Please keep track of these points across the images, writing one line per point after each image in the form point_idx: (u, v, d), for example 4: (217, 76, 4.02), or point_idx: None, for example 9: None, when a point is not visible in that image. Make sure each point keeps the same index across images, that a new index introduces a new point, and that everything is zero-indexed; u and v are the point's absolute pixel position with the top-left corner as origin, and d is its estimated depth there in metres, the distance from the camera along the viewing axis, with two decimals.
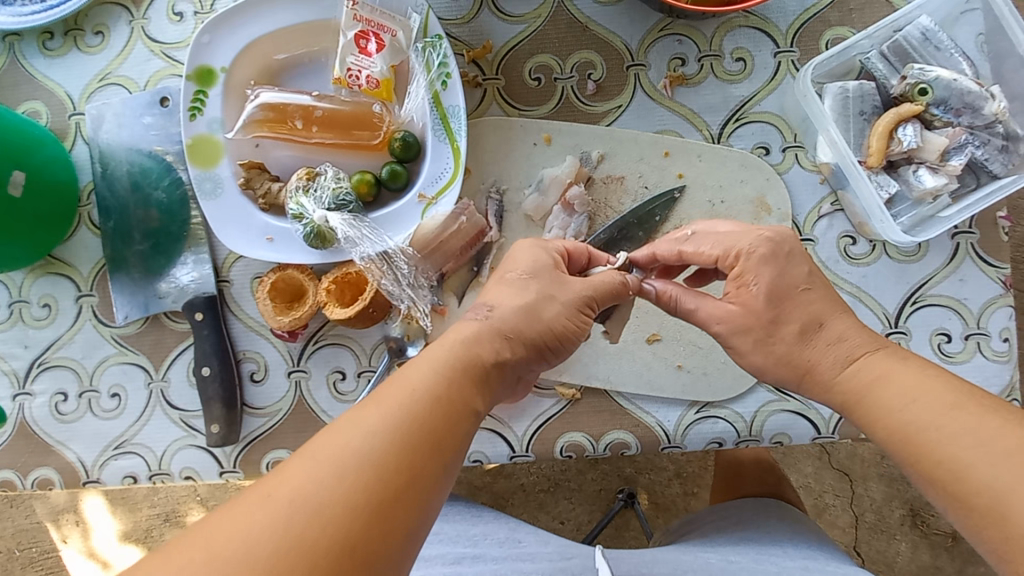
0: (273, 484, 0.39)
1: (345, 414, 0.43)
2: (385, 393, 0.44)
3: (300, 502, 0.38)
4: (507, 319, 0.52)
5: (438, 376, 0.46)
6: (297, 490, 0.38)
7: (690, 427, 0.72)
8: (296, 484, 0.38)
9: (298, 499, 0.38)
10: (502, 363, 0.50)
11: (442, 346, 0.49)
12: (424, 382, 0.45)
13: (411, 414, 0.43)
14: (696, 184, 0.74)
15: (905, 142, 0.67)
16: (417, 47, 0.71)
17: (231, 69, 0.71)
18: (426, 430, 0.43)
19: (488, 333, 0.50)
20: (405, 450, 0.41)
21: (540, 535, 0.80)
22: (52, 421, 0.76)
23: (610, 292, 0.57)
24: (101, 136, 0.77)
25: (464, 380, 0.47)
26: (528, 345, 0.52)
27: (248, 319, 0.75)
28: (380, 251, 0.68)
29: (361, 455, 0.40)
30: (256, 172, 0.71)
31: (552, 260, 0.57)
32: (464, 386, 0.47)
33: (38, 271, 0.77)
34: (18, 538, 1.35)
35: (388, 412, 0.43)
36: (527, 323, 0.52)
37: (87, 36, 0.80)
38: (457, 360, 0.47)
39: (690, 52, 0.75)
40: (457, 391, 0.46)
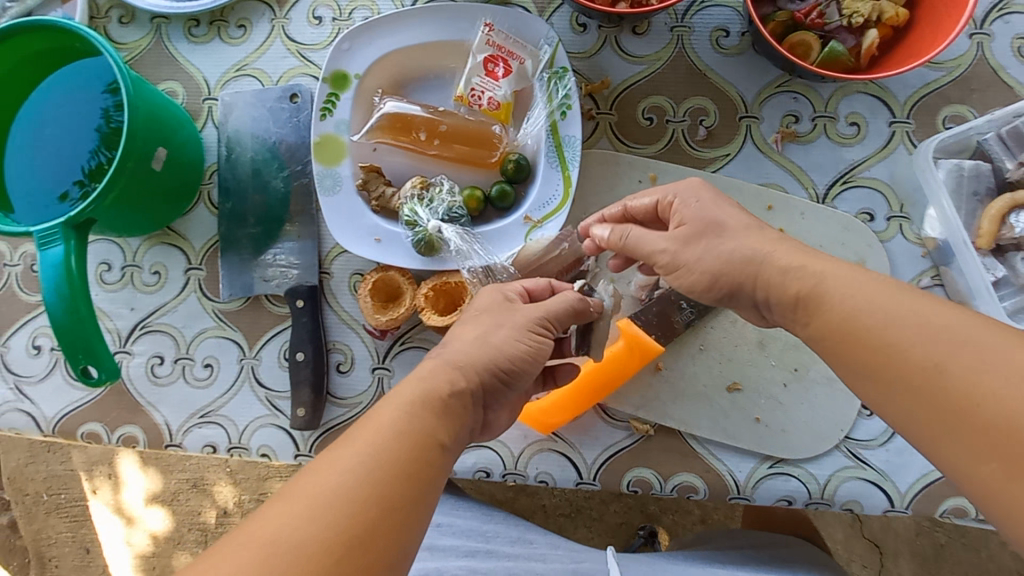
0: (252, 526, 0.41)
1: (317, 459, 0.46)
2: (355, 433, 0.47)
3: (277, 542, 0.40)
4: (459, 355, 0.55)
5: (403, 409, 0.49)
6: (275, 532, 0.41)
7: (762, 481, 0.72)
8: (274, 525, 0.41)
9: (275, 539, 0.40)
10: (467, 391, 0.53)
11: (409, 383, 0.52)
12: (391, 418, 0.48)
13: (380, 448, 0.46)
14: (796, 241, 0.75)
15: (1018, 228, 0.66)
16: (542, 77, 0.74)
17: (364, 76, 0.76)
18: (396, 461, 0.45)
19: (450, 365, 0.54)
20: (374, 484, 0.44)
21: (550, 539, 0.82)
22: (146, 382, 0.80)
23: (567, 312, 0.61)
24: (230, 121, 0.82)
25: (434, 413, 0.49)
26: (490, 378, 0.55)
27: (343, 312, 0.78)
28: (484, 266, 0.70)
29: (335, 491, 0.43)
30: (373, 175, 0.75)
31: (505, 296, 0.62)
32: (435, 415, 0.49)
33: (155, 240, 0.82)
34: (48, 483, 1.40)
35: (359, 450, 0.46)
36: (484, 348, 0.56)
37: (230, 28, 0.85)
38: (426, 394, 0.50)
39: (804, 110, 0.76)
40: (420, 422, 0.48)
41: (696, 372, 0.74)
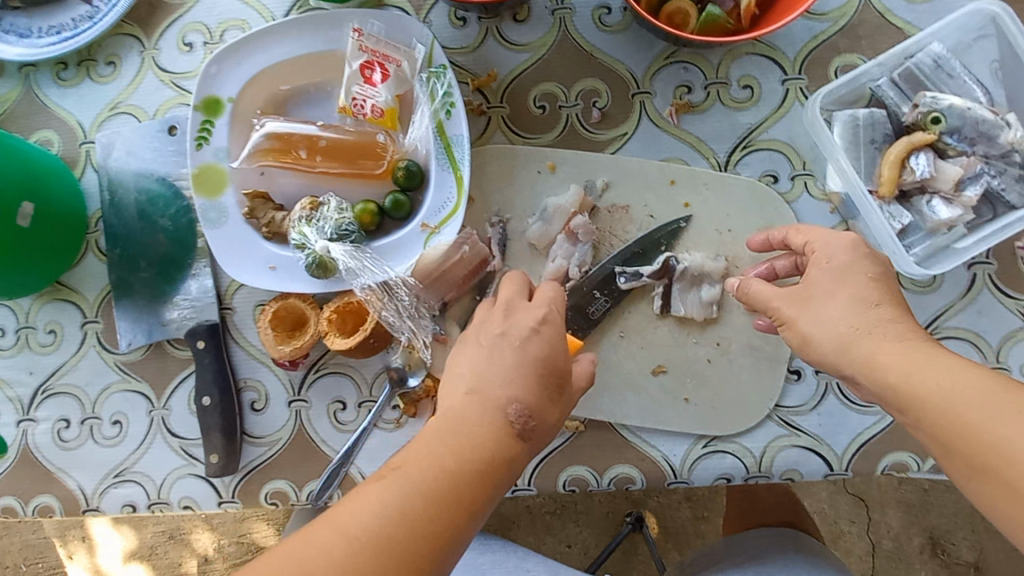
0: (307, 545, 0.43)
1: (375, 482, 0.46)
2: (415, 466, 0.46)
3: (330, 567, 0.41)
4: (518, 381, 0.52)
5: (461, 449, 0.48)
6: (327, 556, 0.42)
7: (698, 462, 0.70)
8: (327, 549, 0.42)
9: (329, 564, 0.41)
10: (527, 436, 0.51)
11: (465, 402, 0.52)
12: (445, 454, 0.47)
13: (434, 488, 0.45)
14: (702, 213, 0.73)
15: (917, 171, 0.66)
16: (421, 77, 0.71)
17: (238, 99, 0.72)
18: (448, 510, 0.45)
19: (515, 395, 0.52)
20: (421, 527, 0.44)
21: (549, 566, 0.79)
22: (54, 448, 0.75)
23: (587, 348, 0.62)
24: (110, 163, 0.77)
25: (491, 456, 0.49)
26: (554, 413, 0.54)
27: (250, 347, 0.75)
28: (381, 282, 0.67)
29: (381, 530, 0.43)
30: (259, 202, 0.71)
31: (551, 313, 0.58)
32: (494, 463, 0.48)
33: (46, 297, 0.78)
34: (25, 553, 1.32)
35: (414, 489, 0.45)
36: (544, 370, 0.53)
37: (99, 66, 0.81)
38: (488, 413, 0.50)
39: (696, 79, 0.74)
40: (481, 467, 0.48)
41: (619, 360, 0.72)
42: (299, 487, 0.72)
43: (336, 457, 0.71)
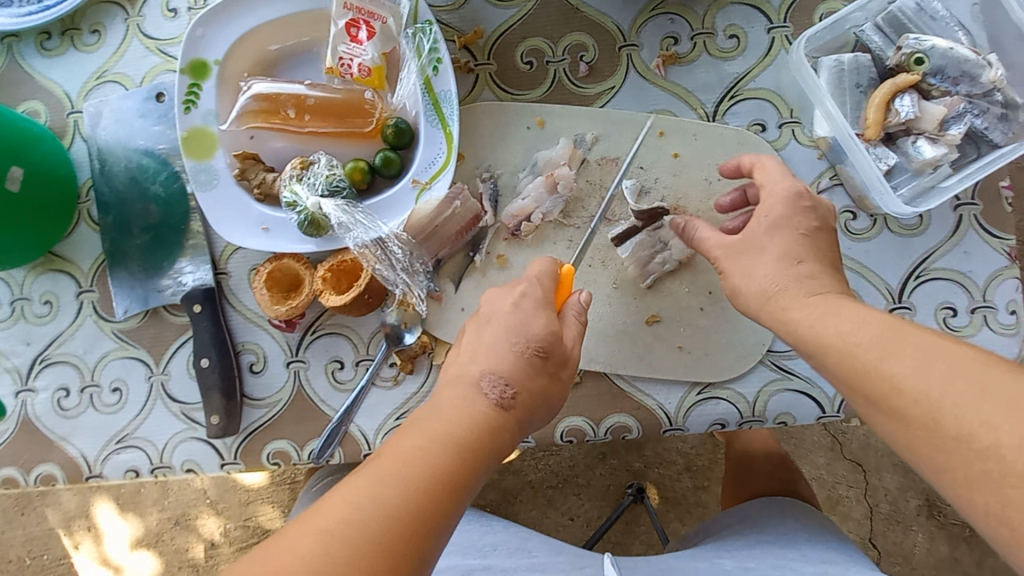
0: (317, 519, 0.42)
1: (378, 461, 0.46)
2: (417, 441, 0.48)
3: (339, 536, 0.41)
4: (496, 356, 0.55)
5: (440, 433, 0.49)
6: (338, 526, 0.41)
7: (693, 409, 0.71)
8: (335, 521, 0.42)
9: (337, 535, 0.41)
10: (510, 406, 0.52)
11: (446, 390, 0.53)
12: (421, 442, 0.48)
13: (410, 475, 0.45)
14: (691, 163, 0.73)
15: (902, 113, 0.66)
16: (408, 34, 0.71)
17: (225, 62, 0.72)
18: (427, 492, 0.45)
19: (490, 369, 0.54)
20: (402, 511, 0.43)
21: (554, 548, 0.77)
22: (54, 417, 0.76)
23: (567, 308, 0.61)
24: (99, 132, 0.77)
25: (471, 437, 0.49)
26: (536, 386, 0.55)
27: (246, 310, 0.75)
28: (373, 238, 0.67)
29: (360, 517, 0.42)
30: (250, 163, 0.71)
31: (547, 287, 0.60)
32: (473, 441, 0.49)
33: (39, 268, 0.78)
34: (28, 546, 1.29)
35: (389, 477, 0.44)
36: (523, 340, 0.55)
37: (83, 35, 0.80)
38: (476, 389, 0.53)
39: (682, 30, 0.74)
40: (480, 436, 0.50)
41: (613, 312, 0.73)
42: (300, 446, 0.73)
43: (335, 415, 0.72)
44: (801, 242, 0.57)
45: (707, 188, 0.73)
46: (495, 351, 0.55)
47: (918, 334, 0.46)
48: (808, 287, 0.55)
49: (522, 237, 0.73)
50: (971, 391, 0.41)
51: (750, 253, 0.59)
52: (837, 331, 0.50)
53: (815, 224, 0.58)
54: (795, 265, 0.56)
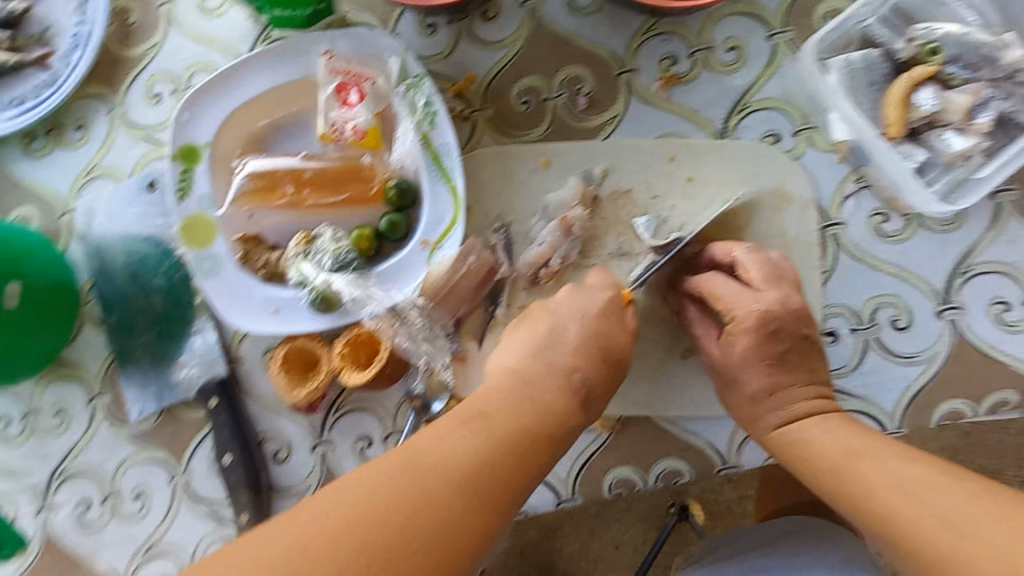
0: (418, 444, 0.43)
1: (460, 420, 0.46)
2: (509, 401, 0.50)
3: (449, 461, 0.42)
4: (586, 348, 0.55)
5: (466, 466, 0.43)
6: (442, 455, 0.42)
7: (745, 444, 0.67)
8: (434, 447, 0.43)
9: (441, 455, 0.42)
10: (588, 404, 0.53)
11: (507, 377, 0.52)
12: (511, 404, 0.49)
13: (492, 433, 0.45)
14: (707, 186, 0.70)
15: (924, 106, 0.63)
16: (399, 91, 0.68)
17: (215, 142, 0.70)
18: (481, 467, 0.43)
19: (540, 420, 0.49)
20: (486, 463, 0.43)
21: None
22: (78, 532, 0.72)
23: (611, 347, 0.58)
24: (94, 230, 0.75)
25: (534, 416, 0.49)
26: (609, 393, 0.56)
27: (263, 397, 0.71)
28: (388, 309, 0.66)
29: (452, 456, 0.42)
30: (253, 244, 0.69)
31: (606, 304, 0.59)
32: (539, 426, 0.48)
33: (47, 377, 0.75)
34: None
35: (476, 427, 0.46)
36: (591, 386, 0.53)
37: (68, 132, 0.78)
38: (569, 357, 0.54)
39: (679, 50, 0.72)
40: (565, 403, 0.51)
41: (648, 351, 0.69)
42: None
43: None
44: (772, 371, 0.59)
45: (724, 210, 0.69)
46: (576, 347, 0.55)
47: (882, 449, 0.51)
48: (783, 416, 0.58)
49: (542, 285, 0.70)
50: (934, 493, 0.45)
51: (730, 385, 0.61)
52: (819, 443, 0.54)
53: (783, 348, 0.59)
54: (768, 399, 0.59)
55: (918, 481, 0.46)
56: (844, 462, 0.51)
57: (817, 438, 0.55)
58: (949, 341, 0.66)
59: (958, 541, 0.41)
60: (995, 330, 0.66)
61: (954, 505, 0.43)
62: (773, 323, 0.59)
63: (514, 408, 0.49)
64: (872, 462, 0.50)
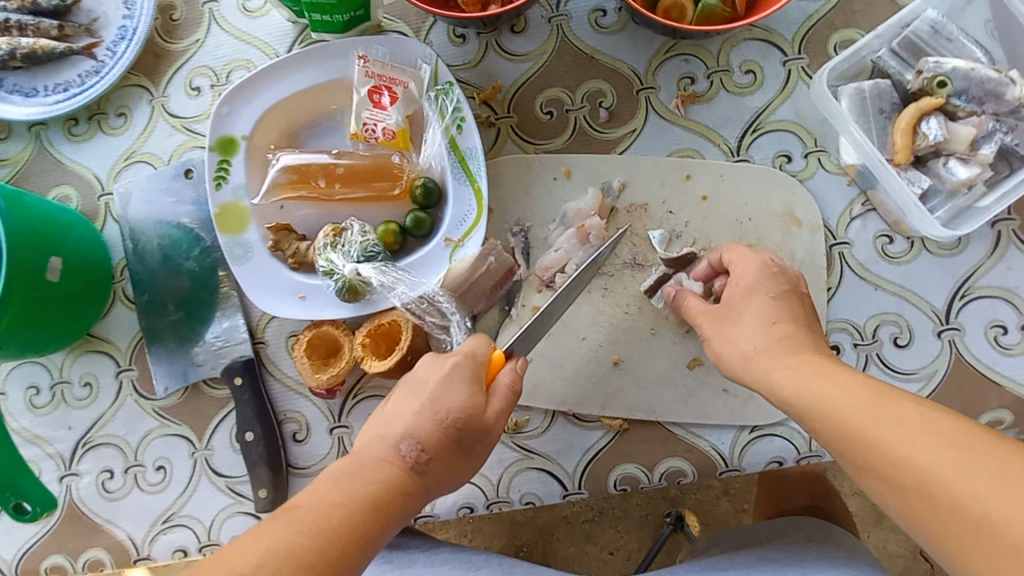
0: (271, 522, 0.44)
1: (327, 478, 0.48)
2: (375, 450, 0.51)
3: (303, 525, 0.44)
4: (450, 386, 0.54)
5: (344, 509, 0.45)
6: (305, 517, 0.44)
7: (747, 448, 0.70)
8: (289, 520, 0.44)
9: (298, 523, 0.44)
10: (422, 471, 0.51)
11: (366, 443, 0.52)
12: (378, 457, 0.51)
13: (316, 523, 0.44)
14: (720, 205, 0.73)
15: (930, 136, 0.66)
16: (430, 96, 0.72)
17: (251, 136, 0.73)
18: (322, 555, 0.43)
19: (414, 437, 0.52)
20: (345, 517, 0.45)
21: None
22: (99, 500, 0.75)
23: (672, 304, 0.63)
24: (130, 213, 0.78)
25: (377, 491, 0.48)
26: (453, 454, 0.53)
27: (286, 379, 0.75)
28: (418, 295, 0.68)
29: (314, 512, 0.45)
30: (284, 233, 0.71)
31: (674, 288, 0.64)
32: (382, 499, 0.48)
33: (78, 350, 0.78)
34: None
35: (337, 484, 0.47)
36: (450, 415, 0.53)
37: (109, 119, 0.82)
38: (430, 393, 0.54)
39: (698, 70, 0.75)
40: (439, 440, 0.52)
41: (654, 357, 0.72)
42: None
43: None
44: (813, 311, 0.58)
45: (736, 230, 0.72)
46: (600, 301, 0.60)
47: (911, 406, 0.46)
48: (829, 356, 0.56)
49: (556, 288, 0.73)
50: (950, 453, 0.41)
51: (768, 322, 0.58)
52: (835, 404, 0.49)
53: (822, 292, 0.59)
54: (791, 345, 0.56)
55: (930, 432, 0.43)
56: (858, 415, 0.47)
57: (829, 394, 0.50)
58: (948, 361, 0.69)
59: (993, 508, 0.38)
60: (991, 352, 0.69)
61: (971, 463, 0.40)
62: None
63: (391, 432, 0.52)
64: (909, 423, 0.44)
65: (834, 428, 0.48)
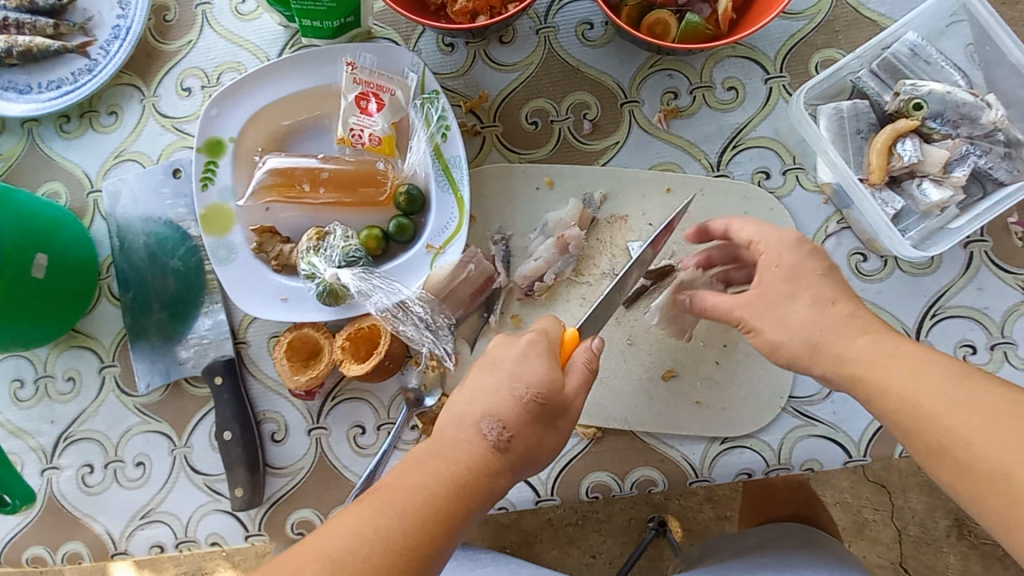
0: (363, 502, 0.46)
1: (413, 459, 0.50)
2: (454, 432, 0.53)
3: (394, 506, 0.46)
4: (525, 366, 0.57)
5: (433, 489, 0.47)
6: (397, 496, 0.46)
7: (717, 459, 0.71)
8: (382, 498, 0.46)
9: (390, 503, 0.46)
10: (507, 450, 0.52)
11: (441, 424, 0.54)
12: (457, 438, 0.52)
13: (408, 507, 0.46)
14: (699, 219, 0.74)
15: (905, 157, 0.67)
16: (416, 104, 0.73)
17: (239, 138, 0.74)
18: (421, 535, 0.45)
19: (495, 416, 0.53)
20: (433, 497, 0.47)
21: None
22: (79, 494, 0.76)
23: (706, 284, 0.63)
24: (118, 210, 0.79)
25: (465, 472, 0.50)
26: (534, 433, 0.54)
27: (266, 379, 0.76)
28: (394, 302, 0.69)
29: (405, 492, 0.47)
30: (267, 236, 0.73)
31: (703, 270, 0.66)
32: (470, 479, 0.49)
33: (62, 345, 0.79)
34: None
35: (422, 465, 0.49)
36: (526, 391, 0.55)
37: (101, 117, 0.83)
38: (501, 377, 0.56)
39: (681, 85, 0.76)
40: (518, 421, 0.54)
41: (629, 368, 0.73)
42: (325, 514, 0.73)
43: (358, 481, 0.72)
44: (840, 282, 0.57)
45: (713, 244, 0.74)
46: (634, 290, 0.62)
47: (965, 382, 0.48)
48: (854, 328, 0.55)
49: (535, 296, 0.74)
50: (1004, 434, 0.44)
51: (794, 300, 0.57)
52: (901, 385, 0.50)
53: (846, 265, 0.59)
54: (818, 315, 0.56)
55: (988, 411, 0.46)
56: (931, 395, 0.48)
57: (901, 374, 0.51)
58: None
59: None
60: None
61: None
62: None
63: (469, 412, 0.54)
64: (962, 401, 0.47)
65: (904, 409, 0.49)
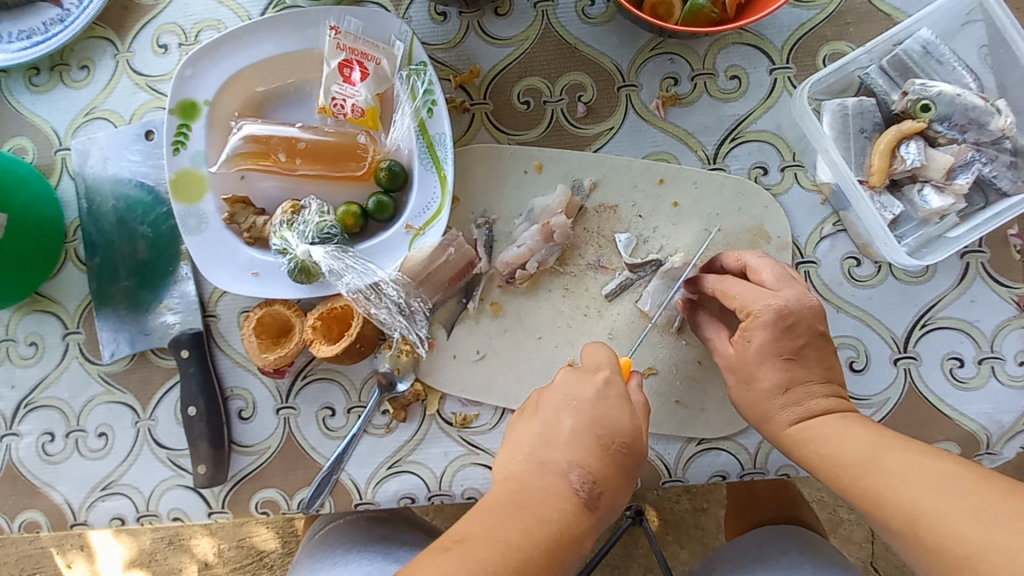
0: (448, 554, 0.45)
1: (497, 509, 0.49)
2: (539, 478, 0.52)
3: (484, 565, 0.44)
4: (603, 410, 0.56)
5: (524, 546, 0.46)
6: (481, 550, 0.45)
7: (692, 460, 0.70)
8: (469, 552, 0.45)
9: (479, 560, 0.45)
10: (595, 505, 0.52)
11: (526, 470, 0.53)
12: (541, 484, 0.51)
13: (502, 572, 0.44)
14: (691, 213, 0.71)
15: (908, 160, 0.65)
16: (401, 75, 0.69)
17: (215, 101, 0.70)
18: None
19: (578, 464, 0.53)
20: (521, 552, 0.46)
21: None
22: (38, 462, 0.74)
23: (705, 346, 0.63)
24: (86, 171, 0.76)
25: (556, 532, 0.48)
26: (619, 484, 0.54)
27: (235, 354, 0.73)
28: (367, 284, 0.66)
29: (494, 547, 0.46)
30: (240, 207, 0.70)
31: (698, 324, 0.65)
32: (561, 539, 0.48)
33: (25, 309, 0.76)
34: (21, 565, 1.14)
35: (510, 517, 0.48)
36: (605, 436, 0.54)
37: (72, 71, 0.78)
38: (580, 421, 0.55)
39: (682, 71, 0.73)
40: (602, 469, 0.53)
41: None
42: (289, 495, 0.71)
43: (326, 464, 0.70)
44: (788, 368, 0.59)
45: (704, 239, 0.71)
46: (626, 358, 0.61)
47: (898, 451, 0.53)
48: (795, 414, 0.59)
49: (516, 285, 0.71)
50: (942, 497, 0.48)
51: (745, 383, 0.61)
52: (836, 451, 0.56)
53: (800, 343, 0.59)
54: (783, 395, 0.59)
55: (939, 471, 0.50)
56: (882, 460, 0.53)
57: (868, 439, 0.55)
58: (900, 389, 0.69)
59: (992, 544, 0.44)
60: (945, 384, 0.68)
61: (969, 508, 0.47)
62: (791, 318, 0.59)
63: (553, 456, 0.53)
64: (890, 463, 0.52)
65: (867, 471, 0.53)
